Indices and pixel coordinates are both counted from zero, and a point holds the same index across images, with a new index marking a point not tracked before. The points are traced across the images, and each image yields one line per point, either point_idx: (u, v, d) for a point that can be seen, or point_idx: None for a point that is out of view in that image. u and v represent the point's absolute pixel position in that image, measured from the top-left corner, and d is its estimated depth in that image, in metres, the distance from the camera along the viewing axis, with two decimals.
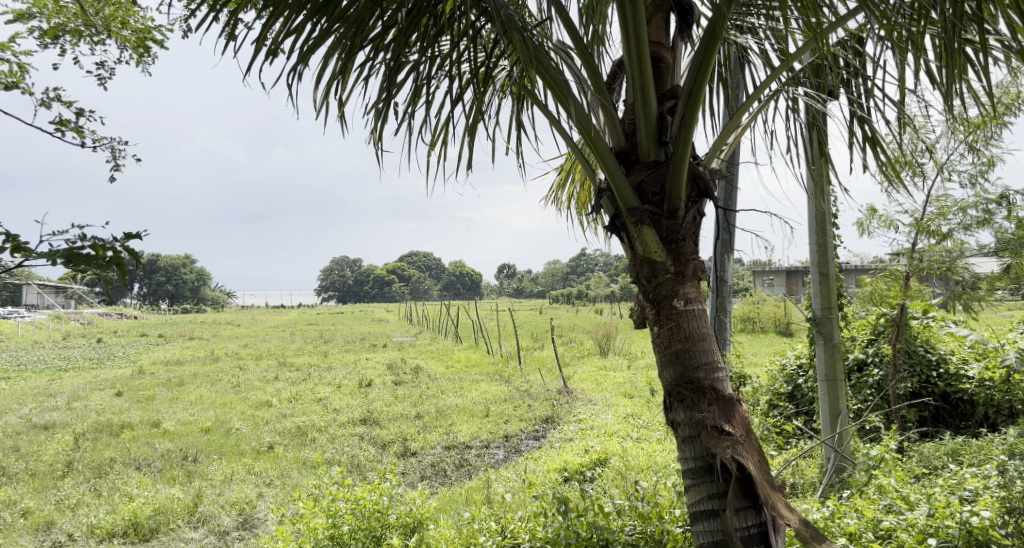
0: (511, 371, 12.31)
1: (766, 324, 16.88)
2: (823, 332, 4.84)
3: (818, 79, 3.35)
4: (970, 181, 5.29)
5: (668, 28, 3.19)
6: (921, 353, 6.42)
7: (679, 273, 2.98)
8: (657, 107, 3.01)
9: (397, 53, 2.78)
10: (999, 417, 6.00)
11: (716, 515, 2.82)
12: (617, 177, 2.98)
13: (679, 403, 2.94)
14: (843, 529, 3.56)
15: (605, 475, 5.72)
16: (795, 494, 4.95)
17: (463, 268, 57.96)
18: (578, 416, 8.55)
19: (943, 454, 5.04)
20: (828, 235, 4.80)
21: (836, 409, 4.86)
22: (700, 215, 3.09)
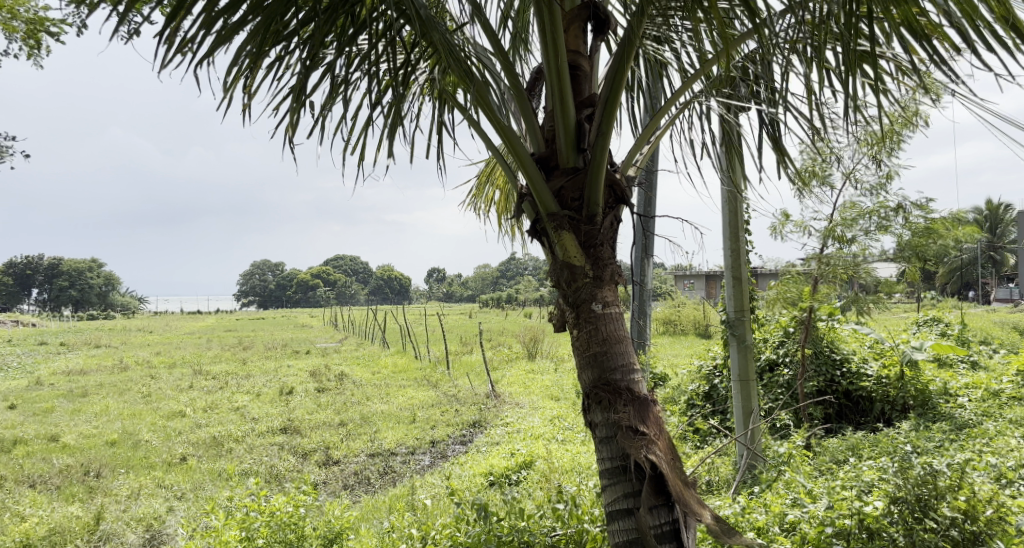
0: (439, 376, 12.25)
1: (687, 326, 17.48)
2: (736, 334, 5.02)
3: (729, 93, 3.49)
4: (872, 191, 5.63)
5: (585, 37, 3.24)
6: (826, 353, 6.81)
7: (597, 277, 3.04)
8: (575, 115, 3.07)
9: (312, 51, 2.71)
10: (894, 412, 6.39)
11: (630, 514, 2.89)
12: (537, 183, 3.02)
13: (596, 405, 3.00)
14: (752, 524, 3.75)
15: (530, 478, 5.78)
16: (710, 491, 5.15)
17: (392, 272, 57.28)
18: (505, 420, 8.59)
19: (846, 449, 5.34)
20: (741, 241, 5.00)
21: (748, 408, 5.06)
22: (617, 220, 3.16)
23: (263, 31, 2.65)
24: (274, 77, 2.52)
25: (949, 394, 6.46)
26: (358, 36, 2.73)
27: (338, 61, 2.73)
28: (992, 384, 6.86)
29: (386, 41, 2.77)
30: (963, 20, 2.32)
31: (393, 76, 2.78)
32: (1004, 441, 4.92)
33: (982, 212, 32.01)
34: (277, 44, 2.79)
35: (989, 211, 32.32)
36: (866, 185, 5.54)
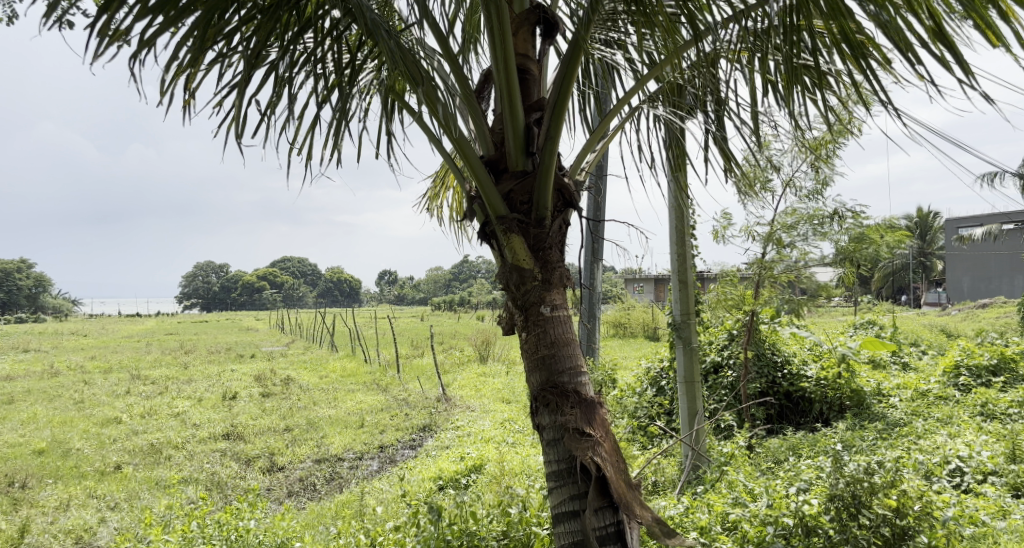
0: (389, 379, 12.11)
1: (636, 329, 17.74)
2: (682, 337, 5.11)
3: (675, 100, 3.54)
4: (810, 197, 5.81)
5: (534, 41, 3.26)
6: (768, 355, 6.99)
7: (546, 280, 3.05)
8: (524, 118, 3.07)
9: (256, 48, 2.63)
10: (832, 413, 6.61)
11: (576, 516, 2.90)
12: (486, 186, 3.01)
13: (543, 407, 3.01)
14: (695, 523, 3.79)
15: (480, 482, 5.77)
16: (656, 492, 5.23)
17: (342, 275, 56.45)
18: (455, 424, 8.54)
19: (787, 448, 5.50)
20: (687, 245, 5.10)
21: (693, 409, 5.15)
22: (566, 224, 3.17)
23: (205, 27, 2.56)
24: (217, 78, 2.42)
25: (882, 395, 6.73)
26: (304, 34, 2.66)
27: (283, 59, 2.65)
28: (921, 385, 7.18)
29: (333, 39, 2.71)
30: (895, 35, 2.38)
31: (339, 75, 2.72)
32: (932, 439, 5.15)
33: (913, 219, 33.48)
34: (218, 40, 2.70)
35: (920, 219, 33.81)
36: (804, 192, 5.72)
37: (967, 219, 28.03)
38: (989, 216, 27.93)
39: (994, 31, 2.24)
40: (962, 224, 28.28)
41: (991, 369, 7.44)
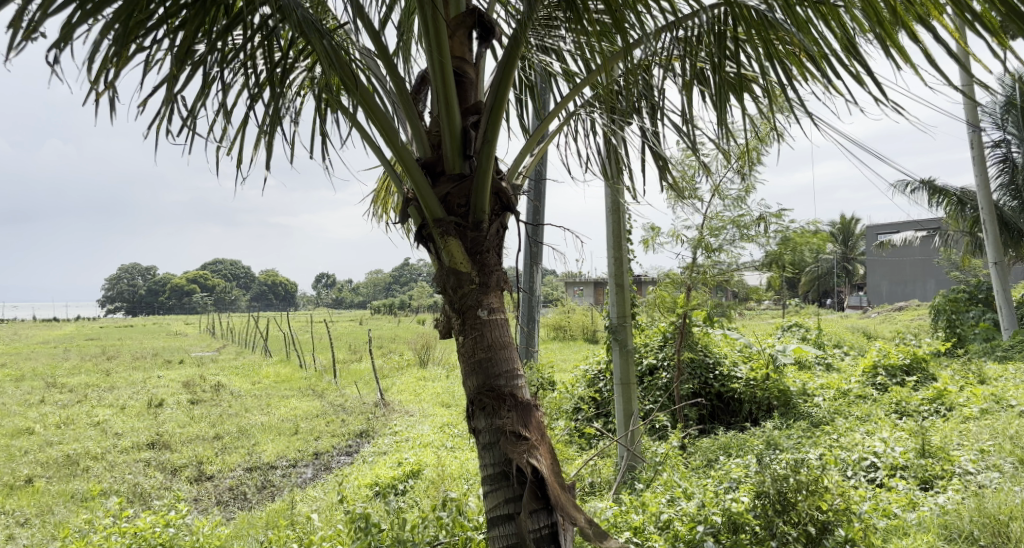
0: (325, 385, 11.87)
1: (575, 332, 17.97)
2: (618, 339, 5.18)
3: (609, 107, 3.59)
4: (736, 202, 5.99)
5: (470, 44, 3.25)
6: (701, 357, 7.17)
7: (483, 283, 3.04)
8: (461, 122, 3.06)
9: (181, 42, 2.52)
10: (760, 412, 6.86)
11: (511, 519, 2.90)
12: (422, 188, 2.98)
13: (480, 411, 2.99)
14: (629, 524, 3.84)
15: (417, 486, 5.73)
16: (593, 492, 5.32)
17: (277, 277, 55.07)
18: (393, 429, 8.43)
19: (718, 447, 5.67)
20: (623, 248, 5.18)
21: (629, 410, 5.23)
22: (503, 228, 3.17)
23: (125, 21, 2.45)
24: (137, 75, 2.30)
25: (807, 395, 7.02)
26: (232, 30, 2.56)
27: (209, 55, 2.54)
28: (843, 385, 7.51)
29: (263, 37, 2.61)
30: (815, 50, 2.48)
31: (270, 74, 2.62)
32: (852, 436, 5.41)
33: (837, 226, 35.04)
34: (142, 35, 2.57)
35: (843, 226, 35.40)
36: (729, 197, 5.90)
37: (886, 226, 29.52)
38: (905, 223, 29.50)
39: (902, 49, 2.35)
40: (881, 231, 29.79)
41: (905, 368, 7.85)
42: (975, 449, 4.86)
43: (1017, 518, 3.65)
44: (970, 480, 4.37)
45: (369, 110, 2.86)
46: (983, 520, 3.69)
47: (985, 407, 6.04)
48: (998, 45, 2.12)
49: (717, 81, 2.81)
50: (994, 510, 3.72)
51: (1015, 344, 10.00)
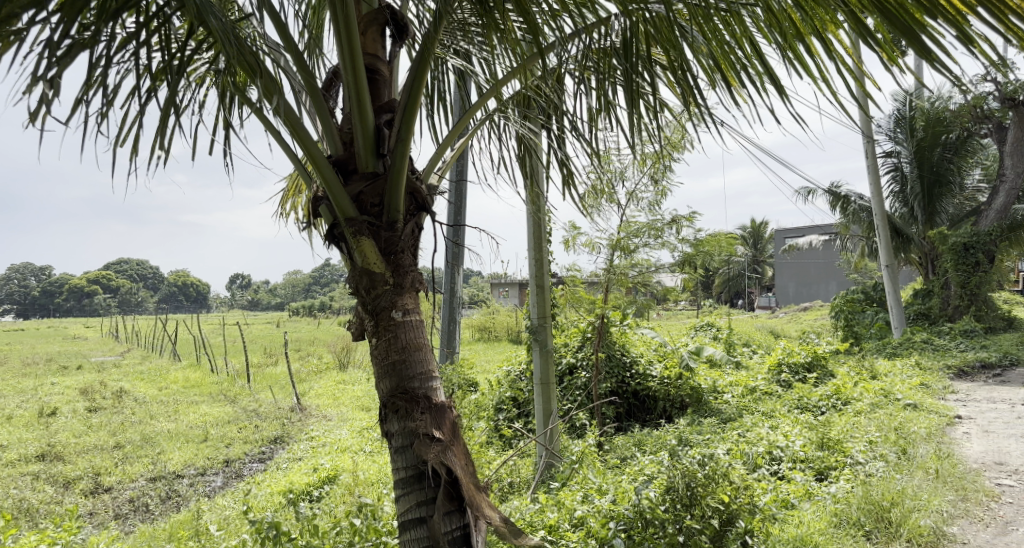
0: (238, 389, 11.43)
1: (500, 333, 18.08)
2: (538, 339, 5.22)
3: (525, 111, 3.62)
4: (648, 208, 6.17)
5: (383, 42, 3.21)
6: (618, 357, 7.34)
7: (397, 284, 2.99)
8: (374, 119, 3.00)
9: (63, 25, 2.32)
10: (674, 409, 7.11)
11: (424, 522, 2.86)
12: (333, 187, 2.90)
13: (393, 414, 2.93)
14: (544, 522, 3.88)
15: (333, 492, 5.61)
16: (512, 492, 5.37)
17: (189, 279, 52.69)
18: (309, 434, 8.22)
19: (633, 445, 5.83)
20: (544, 250, 5.23)
21: (548, 409, 5.28)
22: (419, 228, 3.12)
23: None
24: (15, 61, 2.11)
25: (716, 392, 7.33)
26: (120, 15, 2.39)
27: (97, 41, 2.37)
28: (750, 381, 7.85)
29: (158, 25, 2.46)
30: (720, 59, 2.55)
31: (167, 62, 2.46)
32: (756, 431, 5.67)
33: (747, 231, 36.76)
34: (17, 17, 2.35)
35: (753, 230, 37.15)
36: (643, 202, 6.07)
37: (793, 231, 31.16)
38: (809, 228, 31.24)
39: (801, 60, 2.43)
40: (788, 235, 31.38)
41: (806, 365, 8.29)
42: (865, 441, 5.18)
43: (897, 503, 3.98)
44: (859, 469, 4.67)
45: (275, 104, 2.76)
46: (868, 507, 3.98)
47: (875, 401, 6.46)
48: (888, 58, 2.19)
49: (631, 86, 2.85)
50: (878, 497, 4.02)
51: (903, 342, 10.74)
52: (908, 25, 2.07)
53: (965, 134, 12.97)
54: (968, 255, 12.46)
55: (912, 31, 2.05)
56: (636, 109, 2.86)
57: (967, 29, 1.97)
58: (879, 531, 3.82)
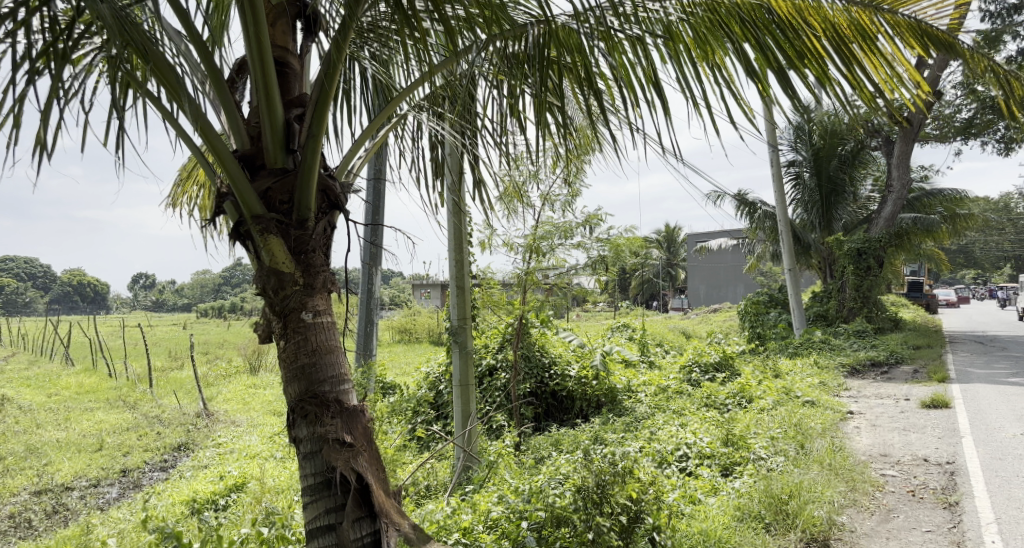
0: (138, 395, 10.81)
1: (421, 335, 17.93)
2: (458, 341, 5.17)
3: (438, 111, 3.59)
4: (562, 209, 6.25)
5: (294, 35, 3.11)
6: (537, 358, 7.42)
7: (307, 284, 2.88)
8: (283, 113, 2.89)
9: None
10: (590, 409, 7.27)
11: (332, 529, 2.78)
12: (239, 182, 2.78)
13: (301, 419, 2.83)
14: (458, 525, 3.85)
15: (240, 501, 5.39)
16: (428, 495, 5.33)
17: (84, 278, 49.46)
18: (216, 441, 7.87)
19: (549, 444, 5.91)
20: (465, 252, 5.22)
21: (467, 411, 5.25)
22: (331, 227, 3.01)
23: None
24: None
25: (631, 391, 7.54)
26: None
27: None
28: (662, 381, 8.09)
29: (41, 6, 2.29)
30: (621, 75, 2.61)
31: (54, 44, 2.27)
32: (667, 429, 5.84)
33: (661, 235, 38.04)
34: None
35: (666, 235, 38.43)
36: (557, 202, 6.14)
37: (704, 236, 32.49)
38: (719, 234, 32.64)
39: (696, 78, 2.52)
40: (700, 239, 32.61)
41: (715, 365, 8.61)
42: (767, 437, 5.43)
43: (794, 496, 4.19)
44: (761, 464, 4.88)
45: (174, 92, 2.61)
46: (767, 500, 4.16)
47: (777, 398, 6.80)
48: (760, 90, 2.52)
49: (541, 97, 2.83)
50: (777, 491, 4.23)
51: (804, 342, 11.34)
52: (786, 60, 2.46)
53: (858, 146, 13.94)
54: (862, 260, 13.25)
55: (788, 68, 2.46)
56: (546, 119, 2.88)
57: (826, 69, 2.45)
58: (778, 523, 4.02)
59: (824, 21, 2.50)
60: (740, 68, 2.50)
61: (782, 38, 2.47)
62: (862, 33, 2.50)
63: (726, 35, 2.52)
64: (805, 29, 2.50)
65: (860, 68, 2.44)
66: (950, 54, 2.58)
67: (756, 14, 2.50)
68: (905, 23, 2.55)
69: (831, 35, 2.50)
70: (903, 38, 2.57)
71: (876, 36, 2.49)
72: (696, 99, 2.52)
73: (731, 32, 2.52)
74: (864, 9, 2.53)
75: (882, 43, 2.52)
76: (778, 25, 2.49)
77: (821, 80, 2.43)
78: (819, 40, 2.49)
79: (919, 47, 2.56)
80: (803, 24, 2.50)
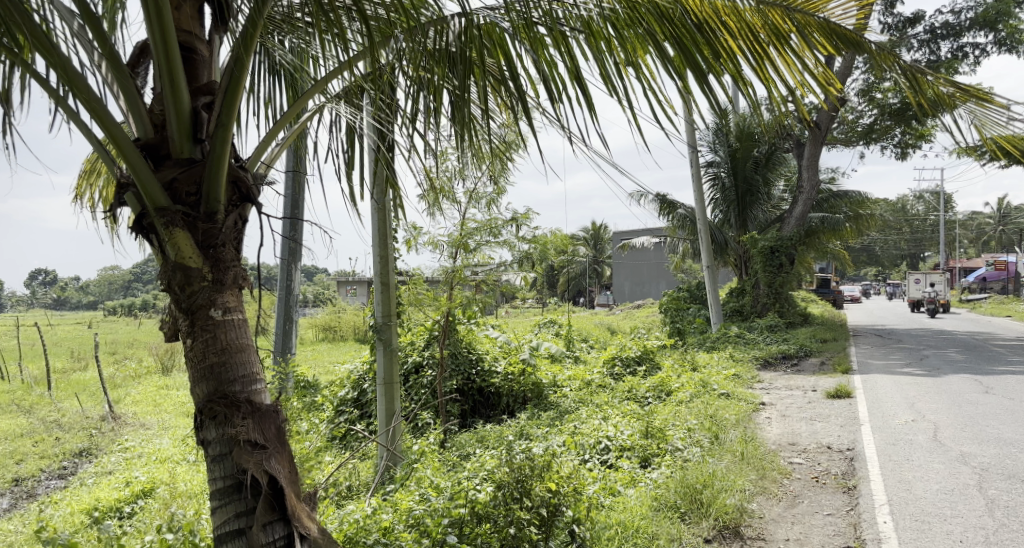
0: (36, 398, 10.11)
1: (346, 333, 17.57)
2: (383, 338, 5.07)
3: (354, 106, 3.51)
4: (488, 206, 6.24)
5: (202, 21, 2.97)
6: (464, 355, 7.38)
7: (216, 280, 2.74)
8: (190, 101, 2.75)
9: None
10: (517, 404, 7.34)
11: (242, 534, 2.67)
12: (140, 172, 2.63)
13: (209, 420, 2.70)
14: (378, 525, 3.75)
15: (148, 507, 5.12)
16: (350, 495, 5.22)
17: None
18: (122, 445, 7.46)
19: (474, 440, 5.91)
20: (390, 248, 5.13)
21: (391, 409, 5.15)
22: (242, 220, 2.88)
23: None
24: None
25: (556, 386, 7.63)
26: None
27: None
28: (587, 375, 8.22)
29: None
30: (543, 68, 2.59)
31: None
32: (590, 423, 5.92)
33: (587, 233, 38.64)
34: None
35: (593, 233, 39.01)
36: (482, 199, 6.12)
37: (629, 234, 33.24)
38: (642, 232, 33.44)
39: (618, 75, 2.54)
40: (625, 237, 33.38)
41: (637, 358, 8.83)
42: (684, 428, 5.60)
43: (708, 486, 4.33)
44: (678, 455, 5.03)
45: (65, 74, 2.43)
46: (683, 490, 4.28)
47: (694, 391, 7.02)
48: (680, 87, 2.55)
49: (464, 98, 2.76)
50: (692, 480, 4.35)
51: (721, 336, 11.77)
52: (701, 60, 2.50)
53: (771, 148, 14.55)
54: (774, 258, 13.84)
55: (707, 69, 2.50)
56: (470, 118, 2.84)
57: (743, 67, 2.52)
58: (693, 512, 4.14)
59: (738, 22, 2.57)
60: (661, 67, 2.53)
61: (700, 36, 2.51)
62: (775, 32, 2.59)
63: (647, 34, 2.54)
64: (721, 28, 2.56)
65: (772, 66, 2.53)
66: (857, 53, 2.70)
67: (673, 12, 2.53)
68: (816, 23, 2.65)
69: (746, 36, 2.56)
70: (815, 36, 2.69)
71: (787, 36, 2.60)
72: (620, 96, 2.51)
73: (651, 29, 2.53)
74: (775, 9, 2.63)
75: (795, 42, 2.63)
76: (695, 26, 2.53)
77: (738, 79, 2.48)
78: (734, 40, 2.55)
79: (829, 45, 2.68)
80: (718, 23, 2.56)
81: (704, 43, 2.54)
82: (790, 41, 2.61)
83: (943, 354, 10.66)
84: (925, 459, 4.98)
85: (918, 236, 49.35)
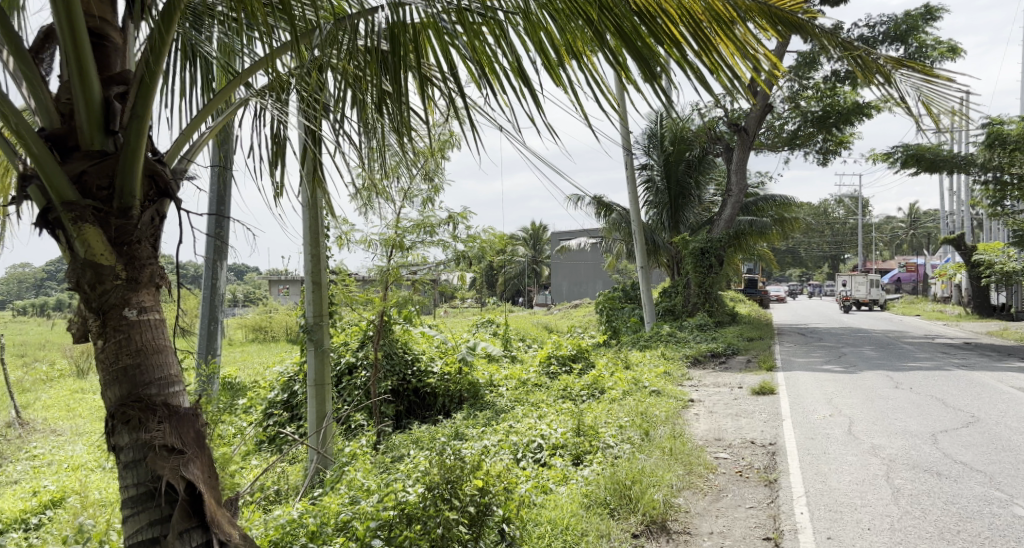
0: None
1: (278, 333, 17.10)
2: (314, 339, 4.94)
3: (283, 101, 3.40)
4: (422, 205, 6.18)
5: (114, 6, 2.82)
6: (399, 355, 7.28)
7: (130, 279, 2.60)
8: (101, 90, 2.60)
9: None
10: (452, 404, 7.30)
11: (156, 543, 2.55)
12: (44, 164, 2.47)
13: (121, 425, 2.57)
14: (307, 529, 3.65)
15: (57, 517, 4.85)
16: (278, 499, 5.07)
17: None
18: (30, 452, 7.03)
19: (408, 442, 5.84)
20: (321, 247, 5.01)
21: (322, 411, 5.02)
22: (158, 216, 2.74)
23: None
24: None
25: (492, 385, 7.63)
26: None
27: None
28: (523, 375, 8.24)
29: None
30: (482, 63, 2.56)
31: None
32: (524, 421, 5.93)
33: (526, 233, 38.83)
34: None
35: (531, 233, 39.18)
36: (416, 197, 6.06)
37: (566, 235, 33.60)
38: (579, 232, 33.83)
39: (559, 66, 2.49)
40: (563, 238, 33.70)
41: (572, 357, 8.92)
42: (616, 425, 5.68)
43: (637, 482, 4.40)
44: (609, 452, 5.11)
45: None
46: (613, 486, 4.34)
47: (626, 388, 7.14)
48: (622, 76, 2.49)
49: (400, 93, 2.72)
50: (622, 477, 4.42)
51: (653, 335, 12.02)
52: (641, 48, 2.45)
53: (702, 152, 14.97)
54: (705, 258, 14.22)
55: (648, 57, 2.44)
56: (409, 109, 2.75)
57: (685, 54, 2.45)
58: (622, 507, 4.20)
59: (680, 8, 2.50)
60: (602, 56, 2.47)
61: (641, 24, 2.46)
62: (716, 18, 2.51)
63: (586, 24, 2.49)
64: (660, 15, 2.49)
65: (716, 53, 2.47)
66: (800, 36, 2.67)
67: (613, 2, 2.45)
68: (757, 8, 2.60)
69: (688, 21, 2.49)
70: (757, 22, 2.63)
71: (730, 21, 2.51)
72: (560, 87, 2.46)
73: (589, 20, 2.49)
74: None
75: (739, 28, 2.55)
76: (635, 11, 2.46)
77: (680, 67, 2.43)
78: (675, 26, 2.49)
79: (772, 29, 2.62)
80: (660, 9, 2.49)
81: (644, 31, 2.48)
82: (734, 28, 2.53)
83: (860, 351, 11.17)
84: (841, 452, 5.21)
85: (839, 239, 51.69)
